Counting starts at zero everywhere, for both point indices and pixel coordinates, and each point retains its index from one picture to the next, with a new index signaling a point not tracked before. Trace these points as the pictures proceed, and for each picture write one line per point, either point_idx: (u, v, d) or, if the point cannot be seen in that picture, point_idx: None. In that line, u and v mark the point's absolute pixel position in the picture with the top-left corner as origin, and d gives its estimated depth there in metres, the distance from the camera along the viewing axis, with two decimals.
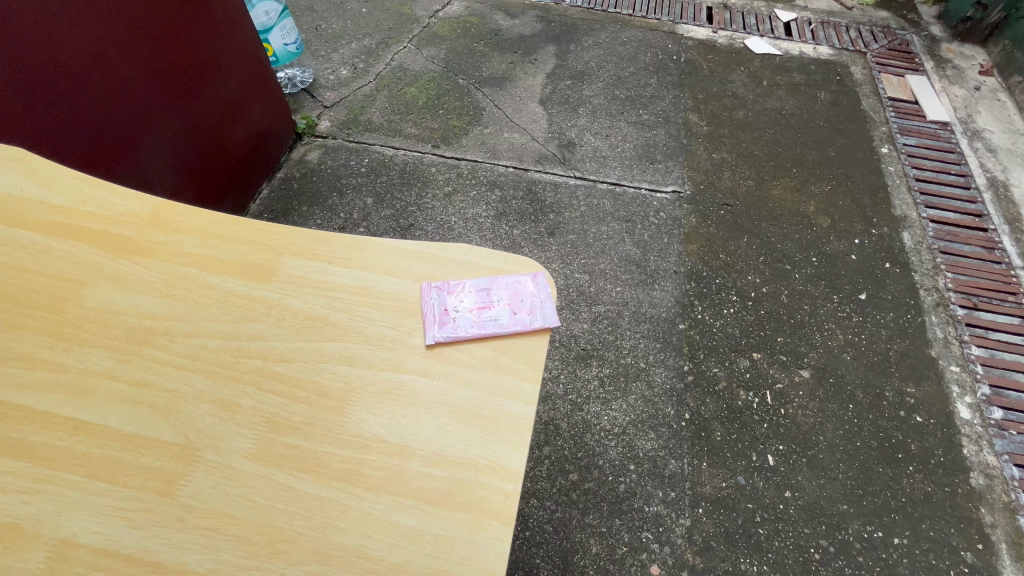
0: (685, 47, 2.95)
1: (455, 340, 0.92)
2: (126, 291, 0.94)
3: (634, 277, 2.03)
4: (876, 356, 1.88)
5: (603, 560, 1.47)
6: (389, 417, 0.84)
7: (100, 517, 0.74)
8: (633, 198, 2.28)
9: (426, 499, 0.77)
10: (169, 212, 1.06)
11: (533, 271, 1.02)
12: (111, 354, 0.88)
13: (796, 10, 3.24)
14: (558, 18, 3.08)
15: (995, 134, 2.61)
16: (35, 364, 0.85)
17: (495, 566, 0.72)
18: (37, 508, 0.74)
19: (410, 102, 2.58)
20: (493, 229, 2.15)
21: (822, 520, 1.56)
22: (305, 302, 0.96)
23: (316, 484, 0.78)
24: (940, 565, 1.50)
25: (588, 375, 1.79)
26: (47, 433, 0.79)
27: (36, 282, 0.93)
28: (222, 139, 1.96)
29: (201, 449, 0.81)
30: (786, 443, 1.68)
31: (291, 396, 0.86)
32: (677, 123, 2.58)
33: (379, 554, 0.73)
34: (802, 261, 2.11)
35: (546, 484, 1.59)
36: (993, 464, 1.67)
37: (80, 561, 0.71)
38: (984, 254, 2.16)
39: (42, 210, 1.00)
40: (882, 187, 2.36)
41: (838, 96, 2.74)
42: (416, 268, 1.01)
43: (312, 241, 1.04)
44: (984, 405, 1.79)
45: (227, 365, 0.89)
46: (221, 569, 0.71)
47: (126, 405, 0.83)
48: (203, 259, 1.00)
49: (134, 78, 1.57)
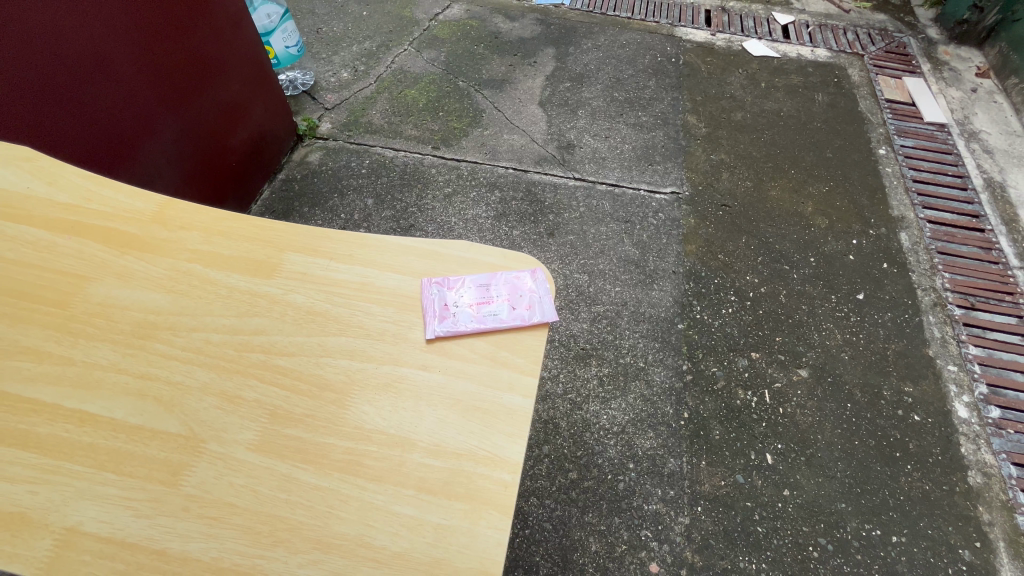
0: (684, 49, 2.98)
1: (454, 334, 0.94)
2: (130, 286, 0.96)
3: (634, 277, 2.05)
4: (873, 355, 1.89)
5: (602, 558, 1.48)
6: (390, 409, 0.86)
7: (105, 506, 0.75)
8: (633, 199, 2.30)
9: (426, 490, 0.79)
10: (173, 209, 1.07)
11: (532, 267, 1.03)
12: (117, 348, 0.89)
13: (794, 12, 3.26)
14: (558, 21, 3.10)
15: (992, 135, 2.63)
16: (42, 357, 0.87)
17: (494, 555, 0.73)
18: (45, 497, 0.75)
19: (411, 104, 2.60)
20: (493, 230, 2.16)
21: (820, 518, 1.57)
22: (308, 297, 0.97)
23: (318, 475, 0.80)
24: (938, 563, 1.51)
25: (588, 374, 1.80)
26: (55, 424, 0.81)
27: (43, 277, 0.95)
28: (223, 138, 1.97)
29: (204, 440, 0.82)
30: (784, 442, 1.69)
31: (293, 389, 0.87)
32: (675, 124, 2.60)
33: (380, 543, 0.74)
34: (800, 261, 2.12)
35: (546, 482, 1.60)
36: (990, 462, 1.68)
37: (86, 549, 0.72)
38: (981, 254, 2.17)
39: (48, 208, 1.02)
40: (879, 187, 2.38)
41: (836, 98, 2.76)
42: (417, 264, 1.02)
43: (315, 238, 1.06)
44: (982, 404, 1.80)
45: (230, 358, 0.90)
46: (224, 557, 0.73)
47: (131, 397, 0.85)
48: (206, 255, 1.01)
49: (135, 79, 1.59)
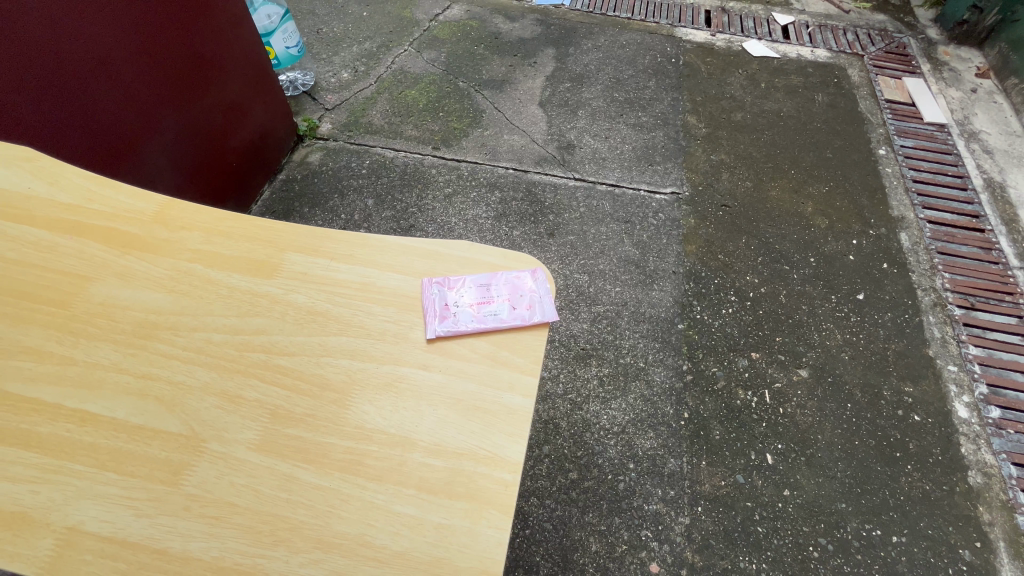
0: (684, 49, 2.98)
1: (455, 334, 0.94)
2: (131, 286, 0.96)
3: (634, 277, 2.05)
4: (873, 355, 1.89)
5: (602, 558, 1.48)
6: (391, 408, 0.86)
7: (107, 506, 0.76)
8: (633, 199, 2.30)
9: (427, 490, 0.79)
10: (174, 209, 1.07)
11: (532, 267, 1.03)
12: (118, 348, 0.89)
13: (794, 13, 3.27)
14: (558, 22, 3.10)
15: (991, 136, 2.63)
16: (43, 357, 0.87)
17: (495, 555, 0.73)
18: (46, 497, 0.76)
19: (411, 105, 2.61)
20: (493, 230, 2.16)
21: (820, 518, 1.57)
22: (309, 297, 0.97)
23: (319, 474, 0.80)
24: (938, 563, 1.51)
25: (588, 374, 1.80)
26: (56, 424, 0.81)
27: (44, 277, 0.95)
28: (223, 138, 1.97)
29: (205, 440, 0.82)
30: (784, 442, 1.70)
31: (294, 389, 0.87)
32: (675, 125, 2.60)
33: (380, 543, 0.74)
34: (800, 261, 2.12)
35: (546, 482, 1.60)
36: (991, 463, 1.68)
37: (87, 548, 0.73)
38: (981, 254, 2.17)
39: (49, 208, 1.02)
40: (879, 188, 2.38)
41: (836, 99, 2.76)
42: (417, 265, 1.03)
43: (315, 238, 1.06)
44: (982, 404, 1.80)
45: (231, 358, 0.90)
46: (226, 556, 0.73)
47: (132, 397, 0.85)
48: (207, 255, 1.01)
49: (136, 79, 1.59)
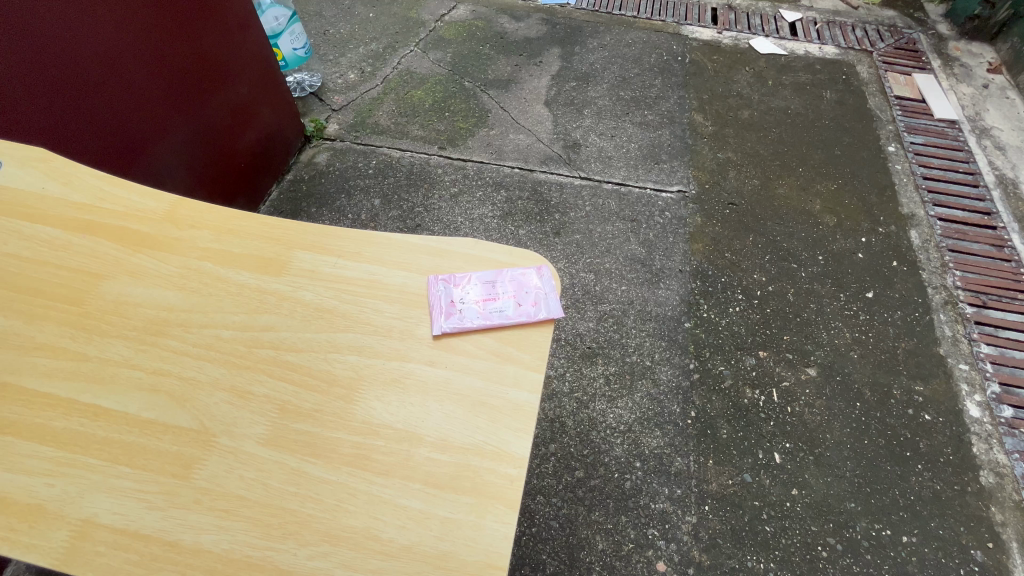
0: (690, 47, 2.97)
1: (460, 331, 0.94)
2: (144, 283, 0.98)
3: (640, 276, 2.05)
4: (884, 353, 1.88)
5: (609, 556, 1.49)
6: (398, 404, 0.87)
7: (119, 498, 0.77)
8: (639, 198, 2.29)
9: (433, 484, 0.79)
10: (184, 208, 1.09)
11: (537, 264, 1.03)
12: (130, 344, 0.91)
13: (802, 10, 3.25)
14: (563, 21, 3.10)
15: (1004, 132, 2.60)
16: (57, 353, 0.89)
17: (498, 548, 0.74)
18: (61, 490, 0.77)
19: (418, 105, 2.62)
20: (499, 230, 2.17)
21: (830, 518, 1.56)
22: (316, 295, 0.98)
23: (327, 468, 0.81)
24: (950, 564, 1.50)
25: (594, 374, 1.80)
26: (70, 418, 0.83)
27: (59, 275, 0.97)
28: (230, 138, 1.99)
29: (215, 435, 0.83)
30: (792, 441, 1.69)
31: (302, 384, 0.88)
32: (682, 124, 2.59)
33: (388, 536, 0.75)
34: (808, 260, 2.11)
35: (552, 481, 1.61)
36: (1003, 463, 1.67)
37: (101, 540, 0.74)
38: (993, 252, 2.15)
39: (63, 207, 1.04)
40: (888, 185, 2.36)
41: (845, 96, 2.74)
42: (424, 262, 1.04)
43: (322, 235, 1.07)
44: (994, 403, 1.78)
45: (241, 355, 0.91)
46: (236, 549, 0.74)
47: (144, 392, 0.86)
48: (217, 252, 1.03)
49: (146, 80, 1.61)
